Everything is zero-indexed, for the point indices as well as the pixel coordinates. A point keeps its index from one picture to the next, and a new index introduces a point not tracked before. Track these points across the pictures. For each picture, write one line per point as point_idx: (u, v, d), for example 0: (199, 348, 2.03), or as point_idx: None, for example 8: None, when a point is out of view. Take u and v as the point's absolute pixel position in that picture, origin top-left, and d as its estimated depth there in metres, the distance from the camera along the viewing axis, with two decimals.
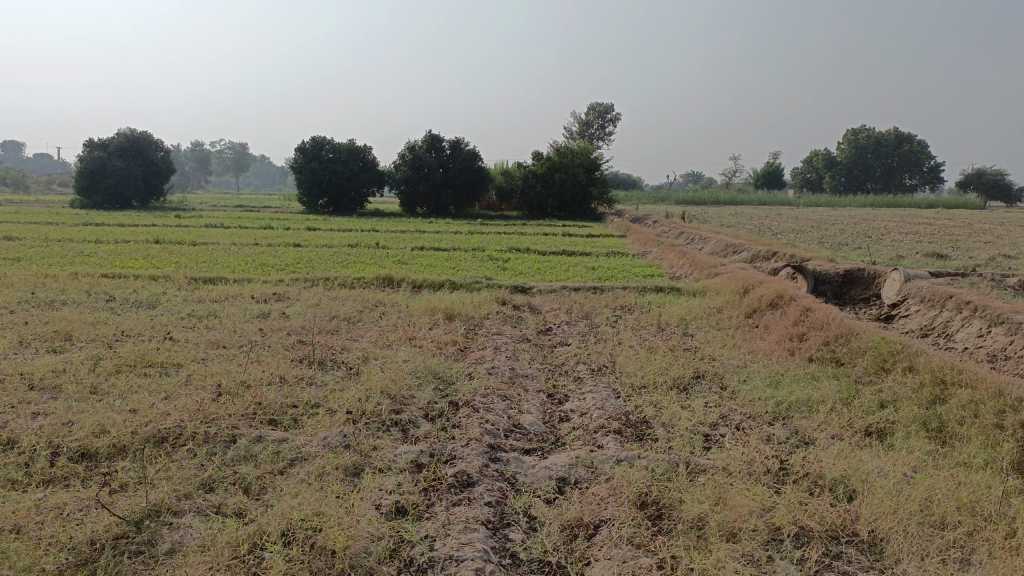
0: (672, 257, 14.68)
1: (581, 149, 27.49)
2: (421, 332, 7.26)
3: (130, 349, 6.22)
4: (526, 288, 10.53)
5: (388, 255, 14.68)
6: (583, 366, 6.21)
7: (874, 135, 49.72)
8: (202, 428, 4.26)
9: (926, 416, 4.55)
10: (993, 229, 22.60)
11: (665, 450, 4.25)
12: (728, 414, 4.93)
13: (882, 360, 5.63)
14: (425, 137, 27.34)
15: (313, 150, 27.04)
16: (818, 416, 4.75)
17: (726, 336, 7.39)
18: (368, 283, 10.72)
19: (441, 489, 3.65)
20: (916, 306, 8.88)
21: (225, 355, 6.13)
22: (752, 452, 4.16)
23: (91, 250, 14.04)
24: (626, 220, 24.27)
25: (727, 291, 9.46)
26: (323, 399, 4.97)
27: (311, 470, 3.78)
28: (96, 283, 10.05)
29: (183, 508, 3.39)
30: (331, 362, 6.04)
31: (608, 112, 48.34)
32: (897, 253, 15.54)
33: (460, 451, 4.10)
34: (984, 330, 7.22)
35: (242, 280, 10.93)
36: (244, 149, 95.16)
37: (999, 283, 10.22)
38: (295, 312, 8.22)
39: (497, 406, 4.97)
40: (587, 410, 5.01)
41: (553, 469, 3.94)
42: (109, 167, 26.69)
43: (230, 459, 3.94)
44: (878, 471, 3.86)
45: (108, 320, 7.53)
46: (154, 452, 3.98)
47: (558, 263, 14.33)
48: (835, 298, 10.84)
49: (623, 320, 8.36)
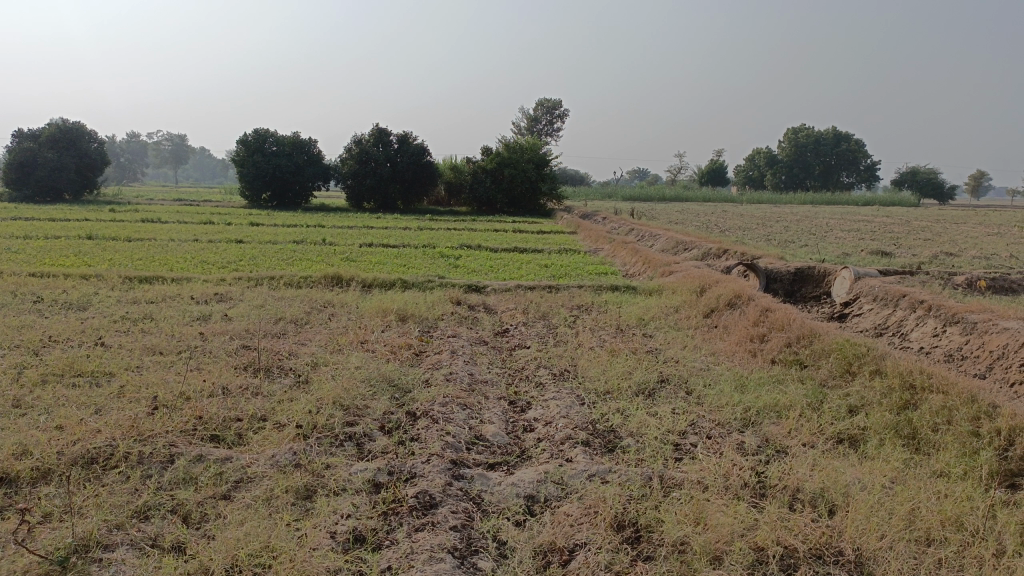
0: (624, 254, 14.60)
1: (530, 145, 27.26)
2: (373, 335, 6.96)
3: (57, 356, 5.76)
4: (480, 287, 10.27)
5: (336, 252, 14.24)
6: (544, 371, 5.98)
7: (814, 133, 50.78)
8: (136, 447, 3.90)
9: (898, 423, 4.46)
10: (931, 227, 23.17)
11: (636, 462, 4.06)
12: (697, 421, 4.76)
13: (847, 363, 5.54)
14: (373, 131, 26.78)
15: (256, 143, 26.26)
16: (789, 423, 4.62)
17: (686, 337, 7.26)
18: (316, 282, 10.32)
19: (402, 512, 3.37)
20: (869, 305, 8.90)
21: (163, 362, 5.72)
22: (727, 462, 3.98)
23: (18, 247, 13.28)
24: (576, 216, 24.16)
25: (683, 291, 9.34)
26: (270, 411, 4.65)
27: (258, 494, 3.47)
28: (22, 283, 9.42)
29: (114, 541, 3.05)
30: (278, 368, 5.70)
31: (556, 108, 48.28)
32: (843, 250, 15.74)
33: (421, 467, 3.84)
34: (939, 330, 7.23)
35: (181, 279, 10.40)
36: (183, 142, 92.35)
37: (945, 281, 10.35)
38: (238, 314, 7.80)
39: (457, 416, 4.71)
40: (551, 419, 4.78)
41: (520, 486, 3.70)
42: (39, 159, 25.46)
43: (167, 483, 3.61)
44: (856, 482, 3.72)
45: (33, 324, 7.01)
46: (82, 476, 3.61)
47: (510, 260, 14.11)
48: (786, 296, 10.84)
49: (581, 320, 8.17)
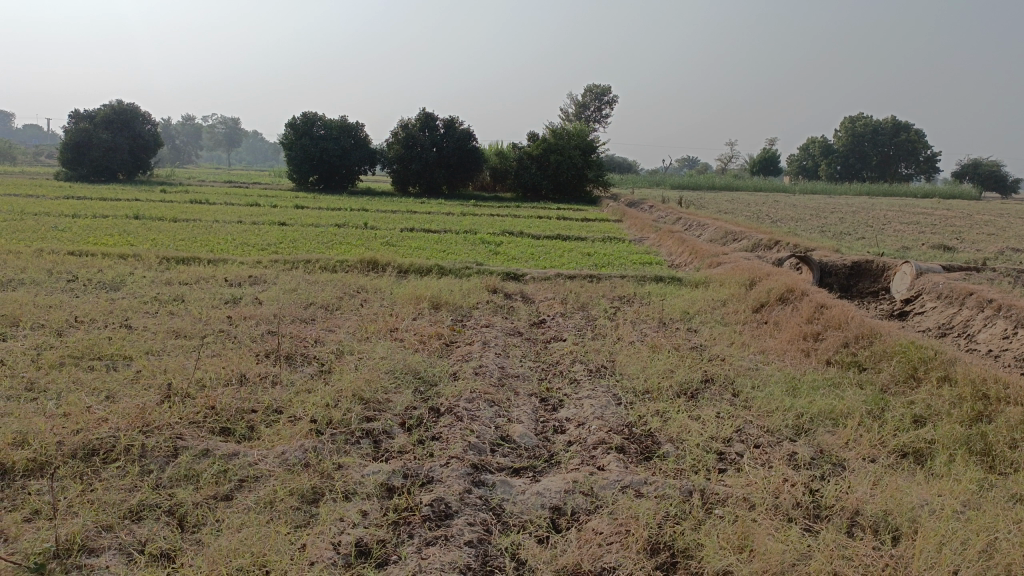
0: (671, 244, 14.14)
1: (576, 130, 26.74)
2: (404, 322, 6.70)
3: (78, 337, 5.61)
4: (519, 275, 9.94)
5: (376, 236, 14.05)
6: (580, 366, 5.63)
7: (871, 122, 49.11)
8: (139, 440, 3.67)
9: (970, 437, 4.03)
10: (993, 221, 22.11)
11: (675, 474, 3.69)
12: (743, 428, 4.37)
13: (911, 368, 5.07)
14: (419, 115, 26.57)
15: (304, 127, 26.29)
16: (845, 432, 4.20)
17: (733, 332, 6.83)
18: (351, 267, 10.10)
19: (414, 522, 3.07)
20: (932, 303, 8.34)
21: (184, 347, 5.53)
22: (778, 477, 3.59)
23: (65, 226, 13.36)
24: (622, 204, 23.64)
25: (732, 283, 8.88)
26: (287, 402, 4.41)
27: (261, 497, 3.21)
28: (61, 261, 9.38)
29: (101, 545, 2.82)
30: (301, 357, 5.47)
31: (605, 94, 47.54)
32: (901, 243, 15.01)
33: (438, 471, 3.54)
34: (1009, 332, 6.69)
35: (218, 261, 10.27)
36: (236, 126, 93.66)
37: (1013, 278, 9.70)
38: (268, 298, 7.60)
39: (484, 414, 4.40)
40: (584, 420, 4.45)
41: (545, 496, 3.37)
42: (94, 139, 25.84)
43: (167, 480, 3.37)
44: (923, 505, 3.31)
45: (62, 304, 6.90)
46: (79, 470, 3.39)
47: (552, 247, 13.81)
48: (841, 291, 10.28)
49: (622, 312, 7.80)
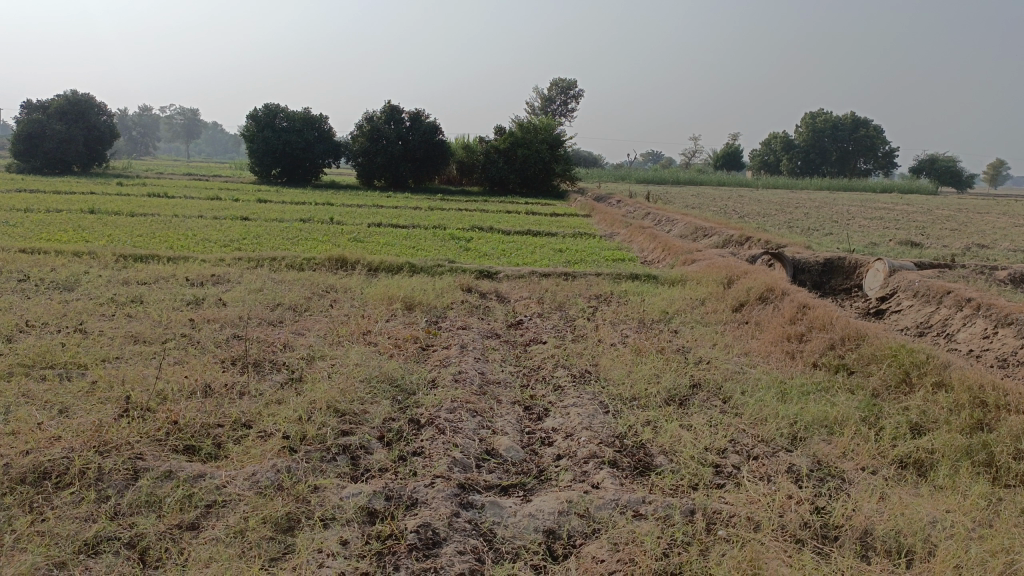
0: (642, 239, 14.01)
1: (544, 124, 26.53)
2: (377, 325, 6.43)
3: (30, 344, 5.24)
4: (491, 273, 9.71)
5: (342, 232, 13.70)
6: (562, 372, 5.42)
7: (831, 118, 49.70)
8: (95, 461, 3.37)
9: (971, 447, 3.91)
10: (954, 216, 22.42)
11: (673, 491, 3.51)
12: (737, 437, 4.20)
13: (903, 372, 4.96)
14: (385, 107, 26.13)
15: (266, 119, 25.73)
16: (842, 441, 4.05)
17: (715, 333, 6.68)
18: (319, 264, 9.78)
19: (399, 552, 2.83)
20: (908, 301, 8.28)
21: (144, 354, 5.20)
22: (782, 493, 3.42)
23: (16, 220, 12.79)
24: (589, 198, 23.48)
25: (709, 281, 8.75)
26: (256, 415, 4.13)
27: (233, 526, 2.94)
28: (10, 259, 8.90)
29: None
30: (270, 364, 5.17)
31: (571, 89, 47.40)
32: (868, 239, 15.07)
33: (424, 492, 3.30)
34: (990, 332, 6.64)
35: (179, 258, 9.86)
36: (195, 116, 91.75)
37: (986, 276, 9.69)
38: (233, 299, 7.26)
39: (467, 426, 4.16)
40: (572, 431, 4.24)
41: (539, 518, 3.16)
42: (48, 130, 24.95)
43: (128, 507, 3.08)
44: (934, 523, 3.16)
45: (12, 306, 6.49)
46: (27, 497, 3.08)
47: (523, 243, 13.59)
48: (815, 288, 10.22)
49: (601, 312, 7.62)
